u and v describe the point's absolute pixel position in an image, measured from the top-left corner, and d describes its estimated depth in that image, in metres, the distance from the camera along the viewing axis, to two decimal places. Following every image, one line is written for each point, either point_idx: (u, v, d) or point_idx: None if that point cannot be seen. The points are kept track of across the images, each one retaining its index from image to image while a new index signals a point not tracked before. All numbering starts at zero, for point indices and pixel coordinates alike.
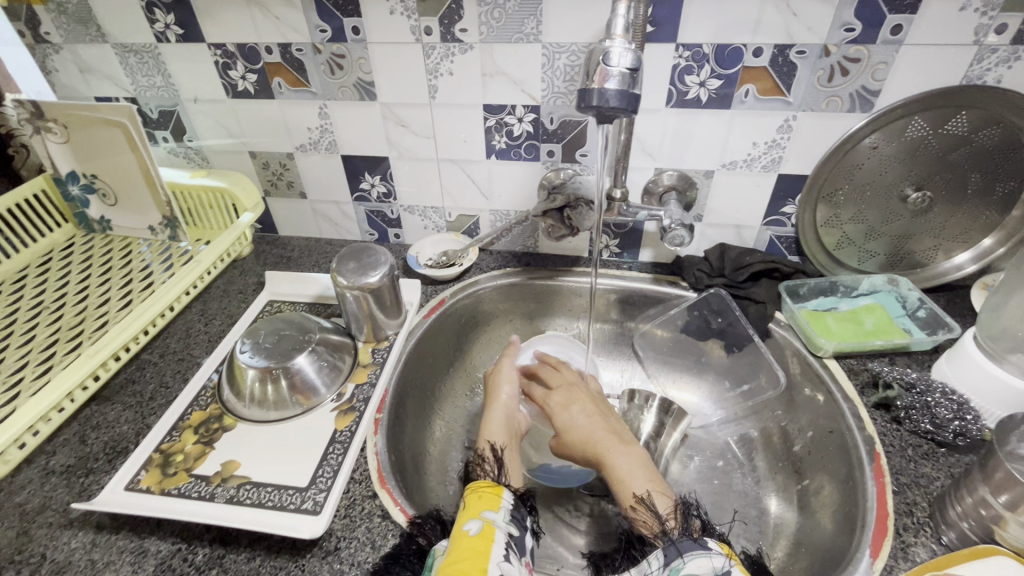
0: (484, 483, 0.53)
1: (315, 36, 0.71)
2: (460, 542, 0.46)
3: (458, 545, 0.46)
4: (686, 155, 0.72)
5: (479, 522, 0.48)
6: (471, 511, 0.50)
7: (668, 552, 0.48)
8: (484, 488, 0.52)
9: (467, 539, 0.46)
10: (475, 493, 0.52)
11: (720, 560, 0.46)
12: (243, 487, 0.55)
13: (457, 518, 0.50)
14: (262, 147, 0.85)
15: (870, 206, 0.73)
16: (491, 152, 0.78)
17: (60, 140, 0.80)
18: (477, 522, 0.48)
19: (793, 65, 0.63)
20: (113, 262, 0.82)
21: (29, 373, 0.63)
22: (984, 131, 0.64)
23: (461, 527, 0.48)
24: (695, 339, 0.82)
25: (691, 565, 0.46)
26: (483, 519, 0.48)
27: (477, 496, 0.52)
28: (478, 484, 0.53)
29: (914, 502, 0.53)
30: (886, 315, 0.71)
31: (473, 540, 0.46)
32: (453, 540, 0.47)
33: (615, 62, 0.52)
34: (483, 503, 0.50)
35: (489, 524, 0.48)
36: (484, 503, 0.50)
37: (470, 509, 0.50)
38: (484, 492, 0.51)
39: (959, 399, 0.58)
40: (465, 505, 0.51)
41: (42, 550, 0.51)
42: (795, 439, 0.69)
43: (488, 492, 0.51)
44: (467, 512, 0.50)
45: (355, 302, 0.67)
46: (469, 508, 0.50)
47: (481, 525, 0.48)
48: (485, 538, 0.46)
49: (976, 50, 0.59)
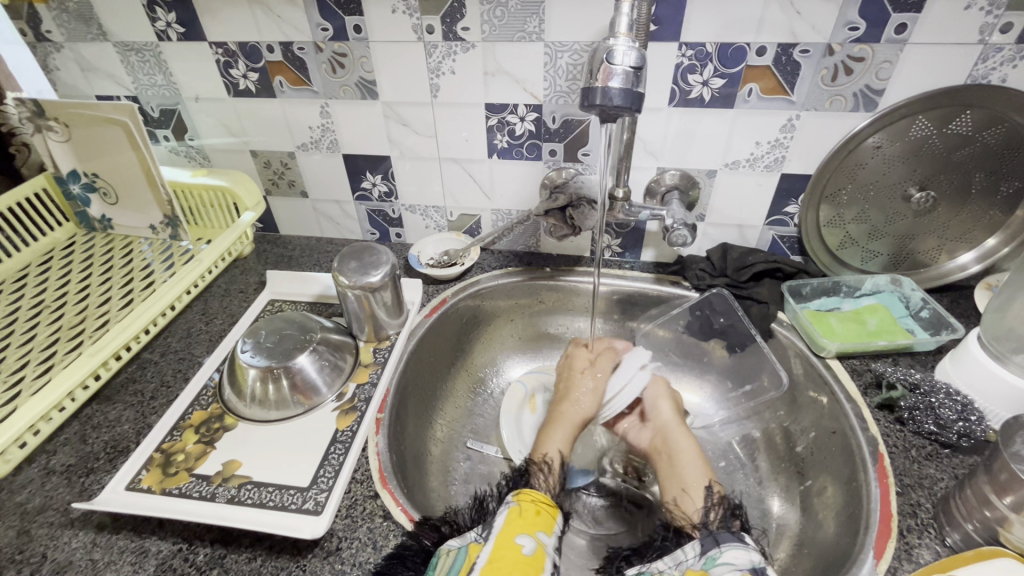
0: (545, 500, 0.53)
1: (316, 34, 0.71)
2: (511, 555, 0.46)
3: (507, 557, 0.46)
4: (689, 155, 0.72)
5: (533, 541, 0.48)
6: (525, 525, 0.49)
7: (705, 543, 0.50)
8: (544, 507, 0.52)
9: (519, 555, 0.46)
10: (533, 507, 0.52)
11: (760, 558, 0.48)
12: (244, 487, 0.55)
13: (506, 524, 0.50)
14: (264, 146, 0.85)
15: (873, 206, 0.72)
16: (493, 151, 0.78)
17: (60, 139, 0.79)
18: (531, 540, 0.48)
19: (797, 64, 0.63)
20: (114, 261, 0.82)
21: (30, 372, 0.63)
22: (989, 131, 0.64)
23: (513, 537, 0.48)
24: (696, 339, 0.82)
25: (729, 555, 0.48)
26: (538, 540, 0.48)
27: (535, 510, 0.51)
28: (535, 496, 0.53)
29: (918, 504, 0.53)
30: (888, 315, 0.71)
31: (526, 559, 0.46)
32: (499, 548, 0.47)
33: (619, 60, 0.52)
34: (541, 524, 0.50)
35: (543, 547, 0.48)
36: (540, 523, 0.50)
37: (525, 523, 0.50)
38: (543, 512, 0.51)
39: (963, 400, 0.58)
40: (519, 514, 0.51)
41: (43, 549, 0.51)
42: (797, 440, 0.69)
43: (546, 513, 0.52)
44: (520, 524, 0.50)
45: (357, 301, 0.67)
46: (523, 520, 0.50)
47: (535, 546, 0.47)
48: (537, 562, 0.46)
49: (980, 49, 0.58)
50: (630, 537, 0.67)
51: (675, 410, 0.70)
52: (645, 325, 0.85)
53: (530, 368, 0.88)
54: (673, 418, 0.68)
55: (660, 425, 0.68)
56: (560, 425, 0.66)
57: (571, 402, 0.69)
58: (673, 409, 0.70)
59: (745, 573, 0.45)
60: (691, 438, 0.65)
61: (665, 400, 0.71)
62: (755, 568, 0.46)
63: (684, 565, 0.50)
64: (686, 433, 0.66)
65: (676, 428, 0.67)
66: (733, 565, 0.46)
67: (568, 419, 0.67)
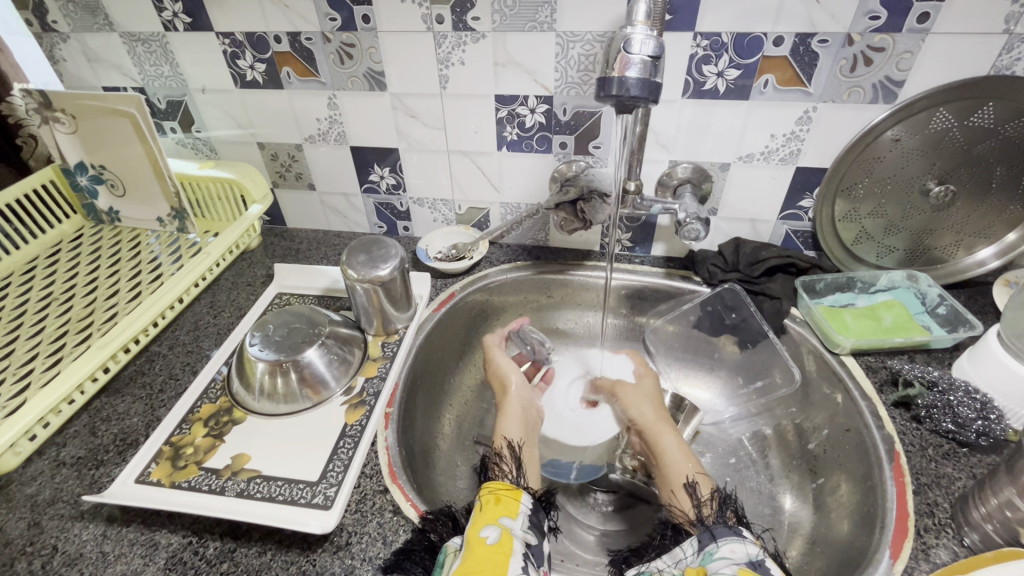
0: (502, 485, 0.52)
1: (324, 24, 0.70)
2: (477, 547, 0.46)
3: (475, 551, 0.45)
4: (702, 148, 0.71)
5: (497, 529, 0.48)
6: (489, 516, 0.49)
7: (702, 538, 0.49)
8: (503, 493, 0.51)
9: (484, 546, 0.46)
10: (493, 496, 0.51)
11: (757, 550, 0.47)
12: (253, 480, 0.55)
13: (472, 520, 0.49)
14: (270, 138, 0.84)
15: (890, 200, 0.71)
16: (503, 144, 0.77)
17: (67, 130, 0.79)
18: (495, 529, 0.48)
19: (815, 54, 0.61)
20: (122, 254, 0.82)
21: (39, 364, 0.63)
22: (1012, 124, 0.62)
23: (478, 531, 0.48)
24: (707, 335, 0.81)
25: (725, 549, 0.47)
26: (502, 527, 0.48)
27: (494, 499, 0.51)
28: (493, 485, 0.53)
29: (935, 503, 0.52)
30: (904, 311, 0.70)
31: (492, 548, 0.46)
32: (467, 543, 0.47)
33: (637, 49, 0.51)
34: (502, 509, 0.50)
35: (507, 533, 0.48)
36: (502, 509, 0.50)
37: (488, 514, 0.49)
38: (503, 498, 0.51)
39: (982, 398, 0.56)
40: (481, 508, 0.50)
41: (54, 541, 0.51)
42: (810, 437, 0.68)
43: (505, 497, 0.51)
44: (483, 516, 0.49)
45: (365, 295, 0.66)
46: (485, 513, 0.50)
47: (500, 533, 0.47)
48: (504, 548, 0.46)
49: (1005, 39, 0.57)
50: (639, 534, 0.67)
51: (658, 406, 0.69)
52: (655, 321, 0.84)
53: None
54: (653, 416, 0.67)
55: (641, 424, 0.67)
56: (509, 413, 0.65)
57: (513, 392, 0.68)
58: (655, 406, 0.68)
59: (742, 567, 0.45)
60: (675, 436, 0.64)
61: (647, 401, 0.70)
62: (751, 561, 0.45)
63: (683, 563, 0.49)
64: (668, 430, 0.65)
65: (658, 425, 0.66)
66: (729, 560, 0.46)
67: (515, 406, 0.67)
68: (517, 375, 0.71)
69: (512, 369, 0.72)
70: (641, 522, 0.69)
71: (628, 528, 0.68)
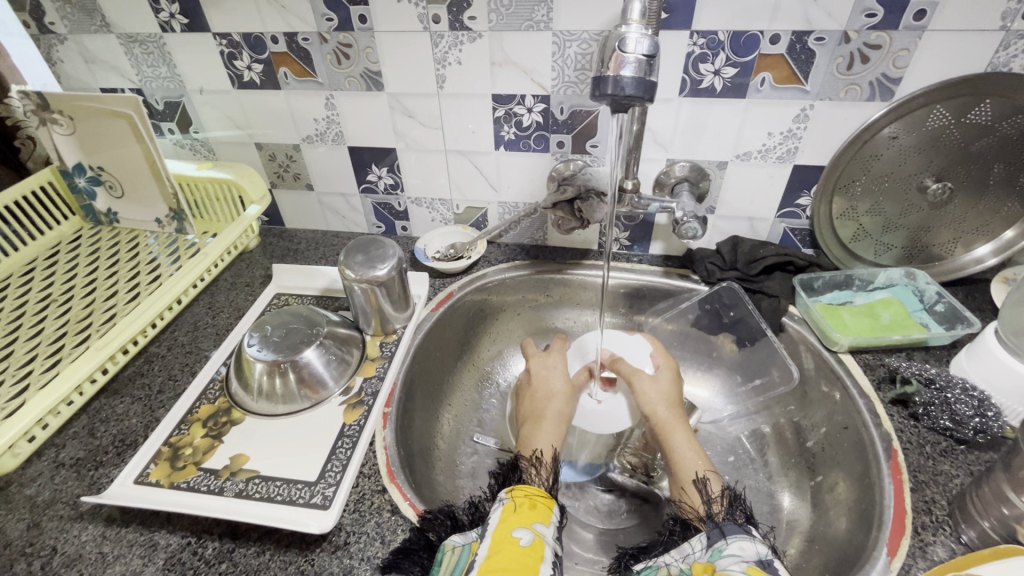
0: (539, 492, 0.52)
1: (321, 25, 0.70)
2: (508, 547, 0.46)
3: (505, 551, 0.45)
4: (699, 146, 0.71)
5: (530, 533, 0.47)
6: (522, 518, 0.49)
7: (712, 535, 0.49)
8: (539, 499, 0.51)
9: (517, 547, 0.45)
10: (529, 500, 0.51)
11: (767, 550, 0.46)
12: (252, 481, 0.55)
13: (502, 519, 0.49)
14: (268, 138, 0.84)
15: (888, 198, 0.71)
16: (500, 143, 0.77)
17: (65, 132, 0.79)
18: (528, 532, 0.47)
19: (811, 52, 0.61)
20: (121, 255, 0.82)
21: (38, 366, 0.63)
22: (1009, 120, 0.62)
23: (509, 531, 0.47)
24: (706, 333, 0.81)
25: (735, 546, 0.47)
26: (536, 532, 0.48)
27: (530, 503, 0.51)
28: (529, 490, 0.52)
29: (933, 501, 0.52)
30: (902, 309, 0.70)
31: (524, 550, 0.45)
32: (497, 542, 0.46)
33: (632, 48, 0.51)
34: (537, 514, 0.49)
35: (541, 538, 0.47)
36: (537, 515, 0.50)
37: (522, 515, 0.49)
38: (538, 504, 0.51)
39: (980, 395, 0.56)
40: (514, 507, 0.50)
41: (53, 542, 0.51)
42: (808, 435, 0.68)
43: (542, 504, 0.51)
44: (516, 517, 0.49)
45: (363, 294, 0.67)
46: (519, 513, 0.49)
47: (533, 537, 0.47)
48: (536, 552, 0.46)
49: (1002, 36, 0.57)
50: (637, 533, 0.67)
51: (672, 405, 0.65)
52: (653, 319, 0.85)
53: None
54: (665, 415, 0.64)
55: (653, 423, 0.65)
56: (546, 420, 0.64)
57: (552, 397, 0.67)
58: (669, 406, 0.65)
59: (752, 565, 0.44)
60: (687, 436, 0.62)
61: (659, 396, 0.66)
62: (761, 560, 0.45)
63: (691, 558, 0.48)
64: (680, 430, 0.63)
65: (670, 424, 0.63)
66: (739, 556, 0.45)
67: (554, 415, 0.65)
68: (556, 379, 0.70)
69: (550, 374, 0.71)
70: (639, 520, 0.69)
71: (626, 527, 0.68)
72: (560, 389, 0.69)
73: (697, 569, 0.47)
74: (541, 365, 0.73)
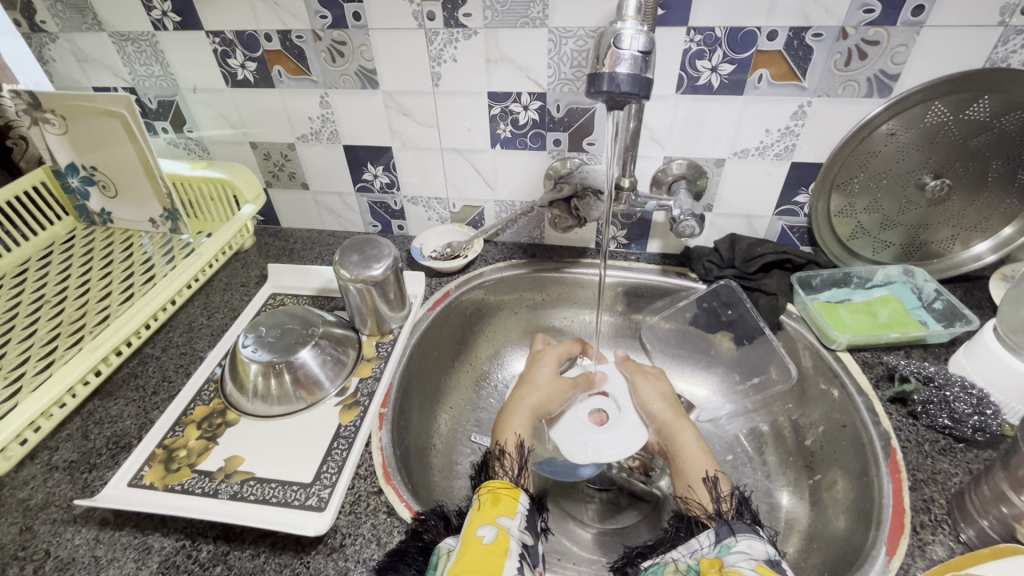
0: (503, 484, 0.52)
1: (315, 22, 0.69)
2: (473, 547, 0.46)
3: (471, 551, 0.45)
4: (697, 144, 0.71)
5: (494, 528, 0.47)
6: (486, 516, 0.49)
7: (720, 531, 0.49)
8: (502, 491, 0.51)
9: (480, 546, 0.45)
10: (492, 496, 0.51)
11: (775, 550, 0.47)
12: (247, 483, 0.55)
13: (469, 520, 0.49)
14: (262, 137, 0.83)
15: (886, 195, 0.70)
16: (496, 141, 0.76)
17: (58, 131, 0.78)
18: (491, 528, 0.47)
19: (809, 48, 0.61)
20: (115, 255, 0.81)
21: (30, 368, 0.62)
22: (1008, 116, 0.62)
23: (474, 531, 0.47)
24: (704, 331, 0.81)
25: (744, 543, 0.47)
26: (499, 526, 0.48)
27: (493, 499, 0.50)
28: (492, 484, 0.52)
29: (932, 499, 0.52)
30: (901, 306, 0.70)
31: (487, 547, 0.45)
32: (465, 543, 0.46)
33: (627, 44, 0.51)
34: (501, 508, 0.49)
35: (505, 532, 0.47)
36: (501, 509, 0.49)
37: (485, 513, 0.49)
38: (501, 497, 0.51)
39: (979, 393, 0.56)
40: (478, 507, 0.50)
41: (46, 546, 0.50)
42: (807, 433, 0.68)
43: (505, 497, 0.51)
44: (481, 516, 0.49)
45: (358, 295, 0.66)
46: (483, 512, 0.49)
47: (496, 533, 0.47)
48: (500, 547, 0.46)
49: (1000, 32, 0.57)
50: (634, 534, 0.67)
51: (670, 404, 0.67)
52: (651, 318, 0.84)
53: None
54: (670, 413, 0.66)
55: (659, 421, 0.66)
56: (516, 408, 0.65)
57: (532, 389, 0.68)
58: (667, 402, 0.67)
59: (761, 564, 0.44)
60: (693, 431, 0.63)
61: (657, 400, 0.68)
62: (770, 559, 0.45)
63: (698, 554, 0.48)
64: (686, 426, 0.64)
65: (675, 422, 0.64)
66: (748, 554, 0.45)
67: (525, 403, 0.66)
68: (544, 372, 0.71)
69: (542, 366, 0.72)
70: (637, 521, 0.69)
71: (624, 527, 0.68)
72: (546, 383, 0.70)
73: (704, 565, 0.46)
74: (541, 356, 0.74)
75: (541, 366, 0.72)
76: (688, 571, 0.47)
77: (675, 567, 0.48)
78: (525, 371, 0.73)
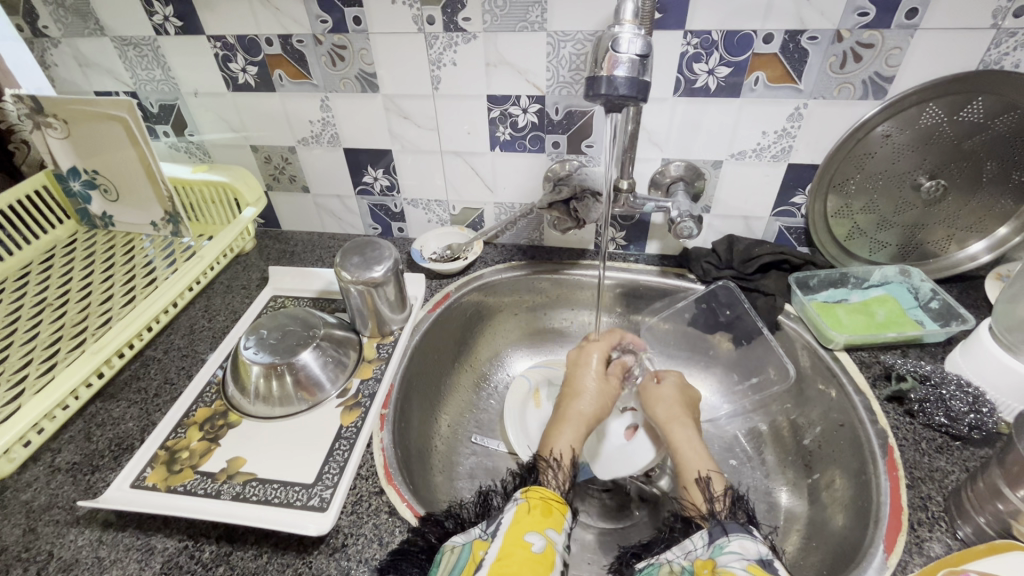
0: (555, 496, 0.52)
1: (315, 26, 0.70)
2: (521, 552, 0.45)
3: (517, 556, 0.45)
4: (695, 146, 0.71)
5: (542, 538, 0.47)
6: (535, 522, 0.49)
7: (713, 532, 0.49)
8: (554, 504, 0.51)
9: (529, 553, 0.45)
10: (543, 504, 0.51)
11: (767, 550, 0.46)
12: (249, 484, 0.55)
13: (515, 520, 0.49)
14: (263, 141, 0.84)
15: (882, 195, 0.71)
16: (496, 144, 0.77)
17: (59, 135, 0.78)
18: (540, 538, 0.47)
19: (805, 51, 0.61)
20: (116, 259, 0.82)
21: (33, 370, 0.63)
22: (1001, 118, 0.63)
23: (522, 535, 0.47)
24: (702, 332, 0.82)
25: (736, 544, 0.47)
26: (547, 538, 0.48)
27: (544, 507, 0.50)
28: (545, 492, 0.52)
29: (929, 497, 0.52)
30: (897, 306, 0.70)
31: (537, 557, 0.45)
32: (507, 546, 0.46)
33: (625, 48, 0.51)
34: (550, 521, 0.49)
35: (552, 545, 0.47)
36: (550, 521, 0.49)
37: (535, 519, 0.49)
38: (553, 510, 0.50)
39: (975, 391, 0.57)
40: (528, 510, 0.50)
41: (49, 547, 0.51)
42: (805, 433, 0.69)
43: (557, 510, 0.51)
44: (530, 521, 0.49)
45: (359, 297, 0.67)
46: (532, 517, 0.49)
47: (545, 544, 0.47)
48: (547, 559, 0.46)
49: (993, 34, 0.57)
50: (634, 533, 0.67)
51: (675, 402, 0.67)
52: (649, 319, 0.85)
53: (535, 361, 0.87)
54: (667, 411, 0.66)
55: (659, 420, 0.66)
56: (570, 421, 0.63)
57: (582, 399, 0.66)
58: (670, 404, 0.67)
59: (753, 564, 0.44)
60: (691, 430, 0.63)
61: (664, 399, 0.68)
62: (762, 559, 0.45)
63: (692, 555, 0.48)
64: (683, 425, 0.64)
65: (672, 420, 0.65)
66: (740, 554, 0.46)
67: (580, 415, 0.64)
68: (590, 380, 0.68)
69: (589, 371, 0.69)
70: (637, 522, 0.69)
71: (626, 527, 0.68)
72: (594, 389, 0.67)
73: (698, 567, 0.47)
74: (584, 357, 0.71)
75: (592, 372, 0.69)
76: (682, 572, 0.47)
77: (669, 569, 0.48)
78: (570, 375, 0.70)
